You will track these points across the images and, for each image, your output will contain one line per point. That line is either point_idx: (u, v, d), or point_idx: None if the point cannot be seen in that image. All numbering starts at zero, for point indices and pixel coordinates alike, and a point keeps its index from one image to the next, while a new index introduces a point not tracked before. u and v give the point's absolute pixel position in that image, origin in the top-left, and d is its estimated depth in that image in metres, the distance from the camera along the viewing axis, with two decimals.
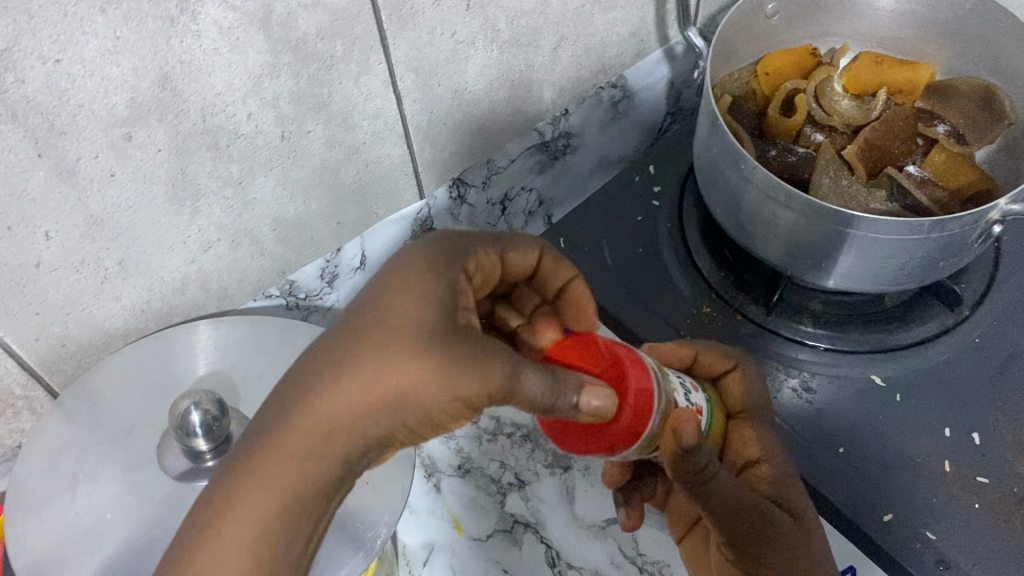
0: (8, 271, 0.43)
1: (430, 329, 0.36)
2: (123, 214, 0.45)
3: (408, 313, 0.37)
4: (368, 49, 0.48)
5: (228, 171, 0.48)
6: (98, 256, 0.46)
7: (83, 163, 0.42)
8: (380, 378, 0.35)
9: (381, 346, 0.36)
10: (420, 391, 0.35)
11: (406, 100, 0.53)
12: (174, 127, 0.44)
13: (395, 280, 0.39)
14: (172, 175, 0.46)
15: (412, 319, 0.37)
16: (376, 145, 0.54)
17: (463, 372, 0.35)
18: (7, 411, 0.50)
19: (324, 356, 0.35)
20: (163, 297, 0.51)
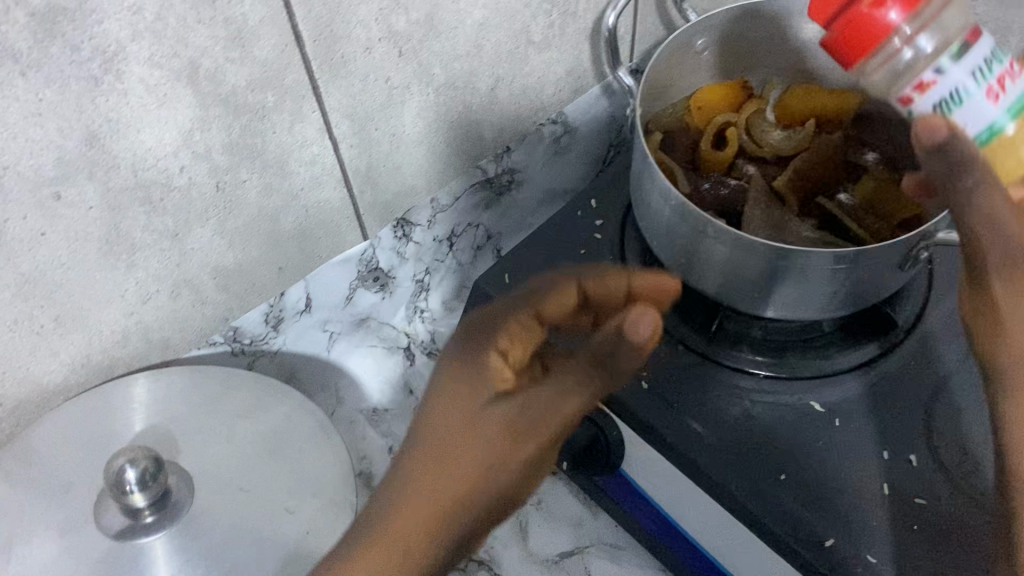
0: None
1: (487, 386, 0.41)
2: (57, 271, 0.45)
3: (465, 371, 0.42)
4: (301, 99, 0.49)
5: (163, 224, 0.48)
6: (32, 314, 0.46)
7: (12, 224, 0.42)
8: (460, 472, 0.39)
9: (446, 445, 0.40)
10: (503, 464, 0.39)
11: (343, 146, 0.53)
12: (105, 184, 0.44)
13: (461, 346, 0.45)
14: (106, 231, 0.46)
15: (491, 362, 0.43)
16: (315, 190, 0.54)
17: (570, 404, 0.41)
18: None
19: (416, 470, 0.40)
20: (103, 350, 0.51)
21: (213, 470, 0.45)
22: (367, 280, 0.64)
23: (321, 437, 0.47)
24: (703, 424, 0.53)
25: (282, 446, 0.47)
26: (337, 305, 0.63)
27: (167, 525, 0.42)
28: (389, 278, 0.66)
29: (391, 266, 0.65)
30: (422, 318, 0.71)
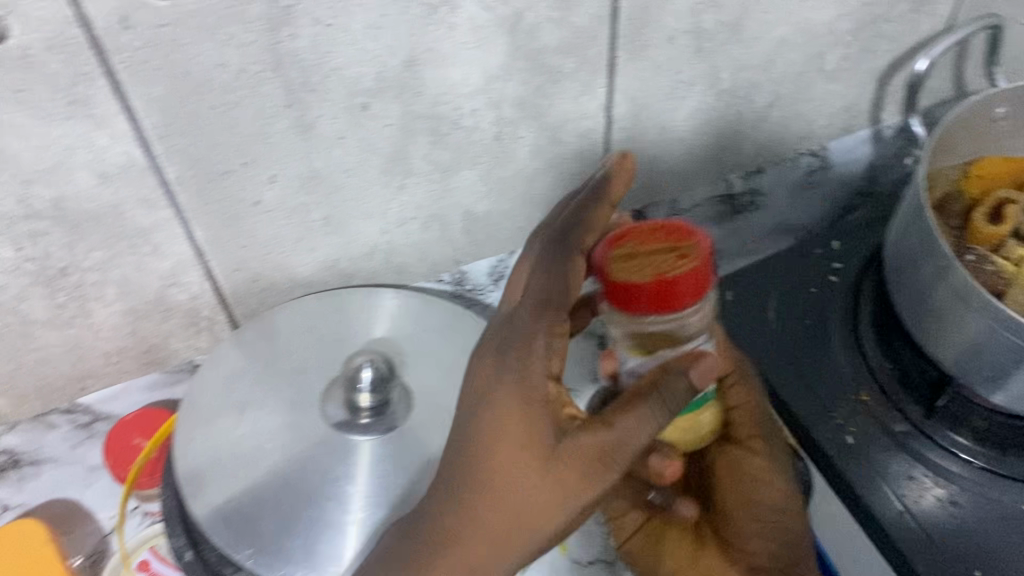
0: (231, 202, 0.47)
1: (535, 456, 0.38)
2: (341, 175, 0.48)
3: (504, 424, 0.37)
4: (596, 72, 0.50)
5: (440, 157, 0.50)
6: (307, 207, 0.49)
7: (320, 121, 0.45)
8: (495, 451, 0.37)
9: (487, 454, 0.38)
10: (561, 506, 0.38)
11: (615, 127, 0.54)
12: (407, 106, 0.47)
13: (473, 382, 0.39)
14: (392, 150, 0.49)
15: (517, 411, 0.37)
16: (577, 162, 0.56)
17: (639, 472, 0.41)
18: (191, 328, 0.53)
19: (474, 480, 0.38)
20: (352, 258, 0.54)
21: (429, 394, 0.47)
22: None
23: None
24: (902, 501, 0.51)
25: None
26: None
27: (381, 433, 0.44)
28: None
29: None
30: None
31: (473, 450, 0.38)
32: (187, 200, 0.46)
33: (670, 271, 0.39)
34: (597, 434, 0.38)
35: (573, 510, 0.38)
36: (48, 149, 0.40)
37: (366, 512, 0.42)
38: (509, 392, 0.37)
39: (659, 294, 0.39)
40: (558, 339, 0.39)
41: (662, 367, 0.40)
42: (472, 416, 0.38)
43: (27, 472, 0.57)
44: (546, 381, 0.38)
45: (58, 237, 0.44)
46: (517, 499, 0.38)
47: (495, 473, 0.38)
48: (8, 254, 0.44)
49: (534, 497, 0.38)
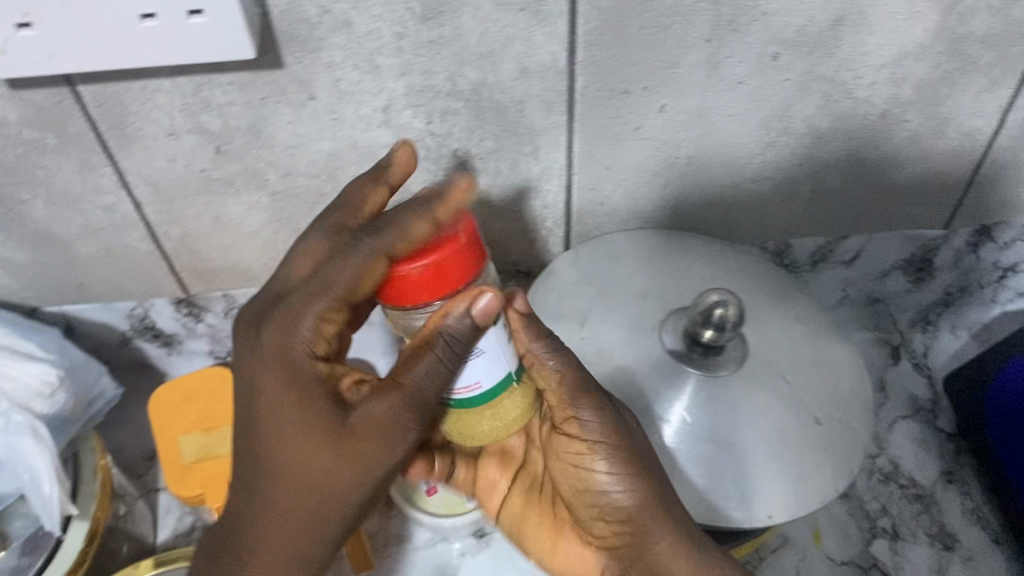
0: (618, 122, 0.49)
1: (314, 489, 0.38)
2: (723, 119, 0.49)
3: (290, 454, 0.37)
4: (1010, 71, 0.48)
5: (820, 123, 0.50)
6: (679, 144, 0.51)
7: (729, 62, 0.46)
8: (297, 465, 0.37)
9: (287, 460, 0.37)
10: (350, 491, 0.38)
11: (1003, 134, 0.52)
12: (813, 65, 0.47)
13: (277, 333, 0.38)
14: (780, 106, 0.49)
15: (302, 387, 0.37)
16: (947, 161, 0.53)
17: (361, 472, 0.37)
18: (531, 235, 0.56)
19: (258, 443, 0.38)
20: (696, 204, 0.55)
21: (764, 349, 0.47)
22: (911, 267, 0.63)
23: (858, 379, 0.48)
24: None
25: (824, 363, 0.48)
26: (872, 274, 0.63)
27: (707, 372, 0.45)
28: (931, 275, 0.63)
29: (942, 266, 0.62)
30: (925, 329, 0.67)
31: (291, 488, 0.38)
32: (581, 111, 0.48)
33: (415, 234, 0.37)
34: (324, 414, 0.37)
35: (370, 480, 0.38)
36: (493, 34, 0.43)
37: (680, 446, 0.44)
38: (265, 348, 0.38)
39: (432, 273, 0.36)
40: (321, 324, 0.38)
41: (438, 311, 0.37)
42: (274, 401, 0.37)
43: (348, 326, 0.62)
44: (313, 362, 0.37)
45: (463, 118, 0.48)
46: (328, 486, 0.37)
47: (276, 448, 0.37)
48: (418, 124, 0.48)
49: (345, 488, 0.37)
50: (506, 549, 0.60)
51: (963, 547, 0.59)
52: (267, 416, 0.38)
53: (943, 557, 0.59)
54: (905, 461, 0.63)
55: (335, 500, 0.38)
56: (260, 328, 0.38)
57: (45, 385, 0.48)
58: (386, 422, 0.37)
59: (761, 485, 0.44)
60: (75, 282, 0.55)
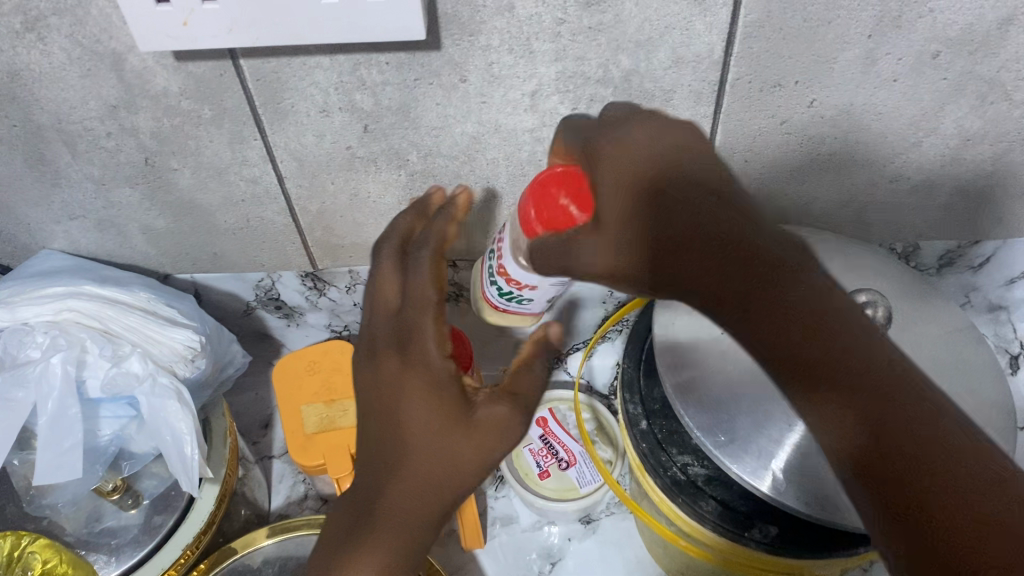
0: (764, 115, 0.48)
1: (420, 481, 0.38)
2: (871, 116, 0.49)
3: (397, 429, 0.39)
4: None
5: (971, 125, 0.49)
6: (822, 139, 0.50)
7: (886, 58, 0.45)
8: (428, 452, 0.39)
9: (390, 392, 0.40)
10: (463, 470, 0.39)
11: None
12: (973, 65, 0.45)
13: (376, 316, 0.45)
14: (932, 105, 0.48)
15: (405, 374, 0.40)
16: None
17: (473, 460, 0.39)
18: None
19: (381, 448, 0.39)
20: (830, 201, 0.55)
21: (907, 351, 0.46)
22: None
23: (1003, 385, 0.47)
24: None
25: (967, 370, 0.47)
26: (998, 280, 0.62)
27: None
28: None
29: None
30: None
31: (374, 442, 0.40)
32: (728, 102, 0.48)
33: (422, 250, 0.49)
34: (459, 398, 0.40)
35: (489, 455, 0.39)
36: (653, 22, 0.43)
37: None
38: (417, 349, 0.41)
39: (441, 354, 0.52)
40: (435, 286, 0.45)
41: None
42: (386, 371, 0.41)
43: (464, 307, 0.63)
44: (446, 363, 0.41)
45: (609, 106, 0.48)
46: (418, 449, 0.39)
47: (393, 411, 0.40)
48: (564, 110, 0.48)
49: (423, 447, 0.39)
50: (613, 537, 0.60)
51: None
52: (374, 385, 0.41)
53: None
54: None
55: (416, 475, 0.38)
56: (375, 348, 0.43)
57: (188, 349, 0.50)
58: (486, 416, 0.39)
59: None
60: (211, 251, 0.57)
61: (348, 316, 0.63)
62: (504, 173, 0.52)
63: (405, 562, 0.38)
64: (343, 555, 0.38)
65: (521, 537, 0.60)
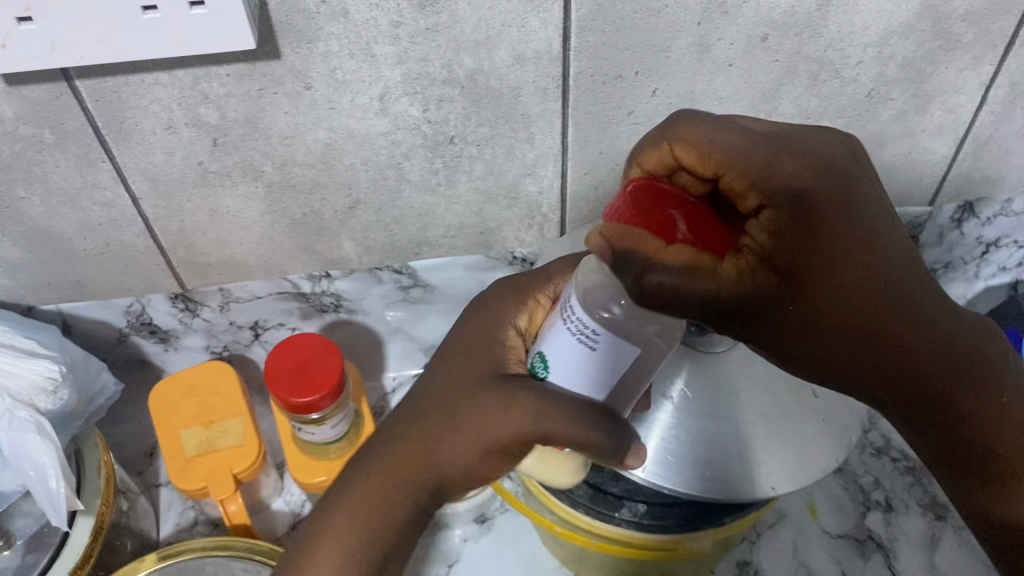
0: (611, 106, 0.49)
1: (432, 455, 0.37)
2: (713, 101, 0.50)
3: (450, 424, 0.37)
4: (990, 48, 0.49)
5: (808, 103, 0.51)
6: None
7: (719, 44, 0.47)
8: (446, 426, 0.37)
9: (454, 375, 0.39)
10: (471, 424, 0.37)
11: (985, 109, 0.53)
12: (801, 45, 0.48)
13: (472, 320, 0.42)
14: (769, 87, 0.50)
15: (470, 336, 0.41)
16: (931, 137, 0.55)
17: (482, 407, 0.37)
18: (526, 220, 0.57)
19: (418, 416, 0.38)
20: None
21: None
22: None
23: None
24: None
25: None
26: None
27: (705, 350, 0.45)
28: None
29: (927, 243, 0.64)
30: None
31: (415, 394, 0.39)
32: (575, 96, 0.49)
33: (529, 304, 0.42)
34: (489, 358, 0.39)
35: (499, 427, 0.36)
36: (489, 20, 0.44)
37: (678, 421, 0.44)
38: (492, 322, 0.41)
39: (302, 364, 0.51)
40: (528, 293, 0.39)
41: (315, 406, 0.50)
42: (460, 368, 0.39)
43: (343, 317, 0.62)
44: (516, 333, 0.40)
45: (459, 106, 0.48)
46: (452, 454, 0.37)
47: (454, 363, 0.40)
48: (415, 112, 0.48)
49: (457, 406, 0.37)
50: (508, 534, 0.60)
51: (956, 518, 0.60)
52: (449, 344, 0.41)
53: (935, 527, 0.60)
54: (895, 434, 0.64)
55: (436, 424, 0.37)
56: (481, 311, 0.42)
57: (48, 380, 0.49)
58: (537, 410, 0.35)
59: (764, 459, 0.44)
60: (72, 279, 0.55)
61: (224, 336, 0.62)
62: (364, 180, 0.52)
63: (370, 546, 0.37)
64: (335, 491, 0.38)
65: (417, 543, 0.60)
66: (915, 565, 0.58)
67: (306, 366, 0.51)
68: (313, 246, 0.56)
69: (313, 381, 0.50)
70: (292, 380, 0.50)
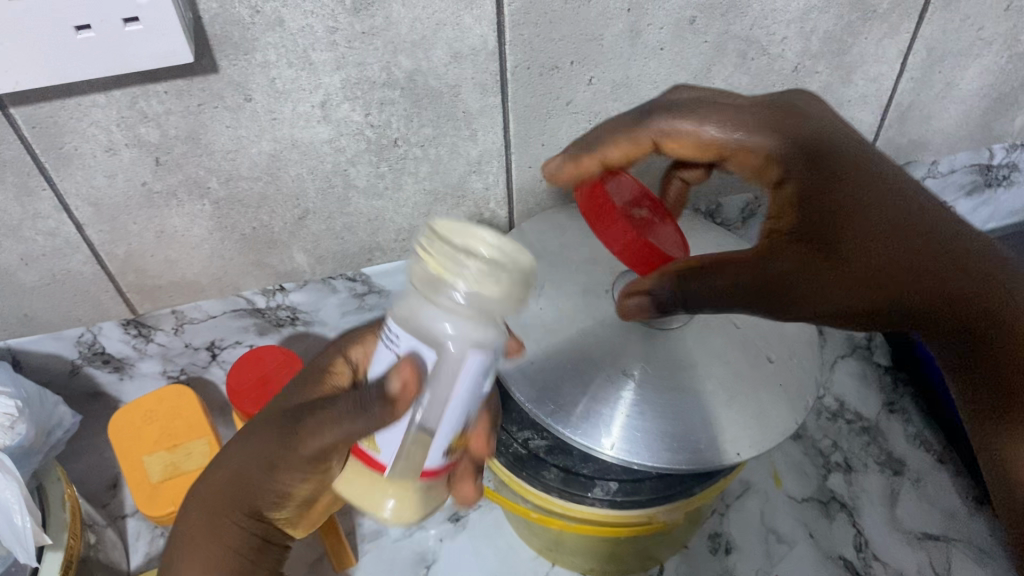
0: (549, 97, 0.50)
1: (261, 474, 0.41)
2: (648, 86, 0.52)
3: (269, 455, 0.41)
4: (904, 16, 0.51)
5: (739, 82, 0.53)
6: (608, 114, 0.53)
7: (649, 29, 0.48)
8: (267, 451, 0.41)
9: (279, 402, 0.43)
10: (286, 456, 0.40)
11: (905, 76, 0.55)
12: (728, 26, 0.49)
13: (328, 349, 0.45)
14: (700, 68, 0.51)
15: (310, 368, 0.44)
16: (857, 107, 0.57)
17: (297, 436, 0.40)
18: (474, 218, 0.57)
19: (253, 441, 0.42)
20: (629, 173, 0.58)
21: None
22: None
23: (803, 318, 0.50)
24: None
25: None
26: None
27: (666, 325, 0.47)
28: None
29: None
30: None
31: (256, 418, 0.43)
32: (513, 90, 0.50)
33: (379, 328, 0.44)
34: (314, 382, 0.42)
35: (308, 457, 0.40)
36: (424, 20, 0.44)
37: (645, 399, 0.45)
38: (322, 357, 0.44)
39: (263, 381, 0.51)
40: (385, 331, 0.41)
41: None
42: (285, 396, 0.43)
43: (299, 330, 0.62)
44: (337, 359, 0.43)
45: (400, 108, 0.49)
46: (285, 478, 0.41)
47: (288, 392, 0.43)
48: (357, 117, 0.48)
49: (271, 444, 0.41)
50: (483, 530, 0.61)
51: (912, 473, 0.63)
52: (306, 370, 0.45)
53: (893, 483, 0.62)
54: (848, 397, 0.67)
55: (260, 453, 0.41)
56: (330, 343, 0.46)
57: (6, 416, 0.48)
58: (343, 430, 0.36)
59: (727, 427, 0.45)
60: (20, 313, 0.54)
61: (181, 359, 0.62)
62: (311, 189, 0.52)
63: (231, 549, 0.42)
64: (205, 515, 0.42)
65: (393, 549, 0.60)
66: (879, 521, 0.60)
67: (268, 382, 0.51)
68: (263, 260, 0.56)
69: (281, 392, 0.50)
70: (251, 398, 0.50)
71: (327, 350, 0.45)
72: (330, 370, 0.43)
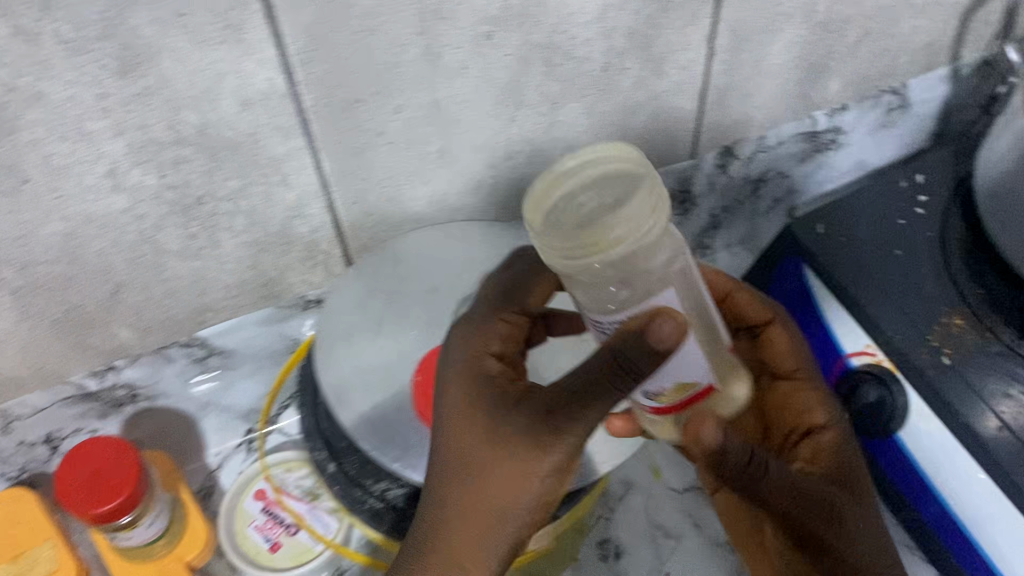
0: (358, 131, 0.49)
1: (506, 514, 0.41)
2: (460, 105, 0.50)
3: (511, 472, 0.40)
4: (702, 3, 0.51)
5: (551, 89, 0.52)
6: (425, 138, 0.51)
7: (447, 49, 0.47)
8: (495, 484, 0.41)
9: (463, 420, 0.42)
10: (532, 479, 0.40)
11: (715, 59, 0.56)
12: (527, 36, 0.48)
13: (442, 363, 0.46)
14: (508, 80, 0.50)
15: (456, 374, 0.44)
16: (675, 96, 0.57)
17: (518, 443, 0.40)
18: (307, 261, 0.55)
19: (468, 480, 0.41)
20: (460, 192, 0.56)
21: None
22: (675, 201, 0.67)
23: None
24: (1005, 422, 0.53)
25: None
26: None
27: None
28: (694, 204, 0.68)
29: (701, 193, 0.67)
30: (704, 253, 0.73)
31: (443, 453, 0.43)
32: (318, 130, 0.47)
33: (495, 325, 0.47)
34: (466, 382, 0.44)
35: (547, 472, 0.40)
36: (202, 72, 0.42)
37: None
38: (457, 367, 0.45)
39: (90, 475, 0.48)
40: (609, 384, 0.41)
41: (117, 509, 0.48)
42: (449, 413, 0.43)
43: (145, 403, 0.59)
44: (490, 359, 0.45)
45: (199, 165, 0.46)
46: (532, 489, 0.41)
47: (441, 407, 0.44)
48: (153, 181, 0.45)
49: (494, 475, 0.41)
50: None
51: None
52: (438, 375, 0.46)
53: None
54: None
55: (499, 454, 0.40)
56: (449, 342, 0.47)
57: None
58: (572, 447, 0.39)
59: None
60: None
61: (18, 456, 0.57)
62: (120, 261, 0.48)
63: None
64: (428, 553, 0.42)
65: None
66: None
67: (94, 473, 0.48)
68: (85, 341, 0.52)
69: (112, 485, 0.48)
70: (76, 496, 0.47)
71: (449, 358, 0.46)
72: (467, 364, 0.45)
